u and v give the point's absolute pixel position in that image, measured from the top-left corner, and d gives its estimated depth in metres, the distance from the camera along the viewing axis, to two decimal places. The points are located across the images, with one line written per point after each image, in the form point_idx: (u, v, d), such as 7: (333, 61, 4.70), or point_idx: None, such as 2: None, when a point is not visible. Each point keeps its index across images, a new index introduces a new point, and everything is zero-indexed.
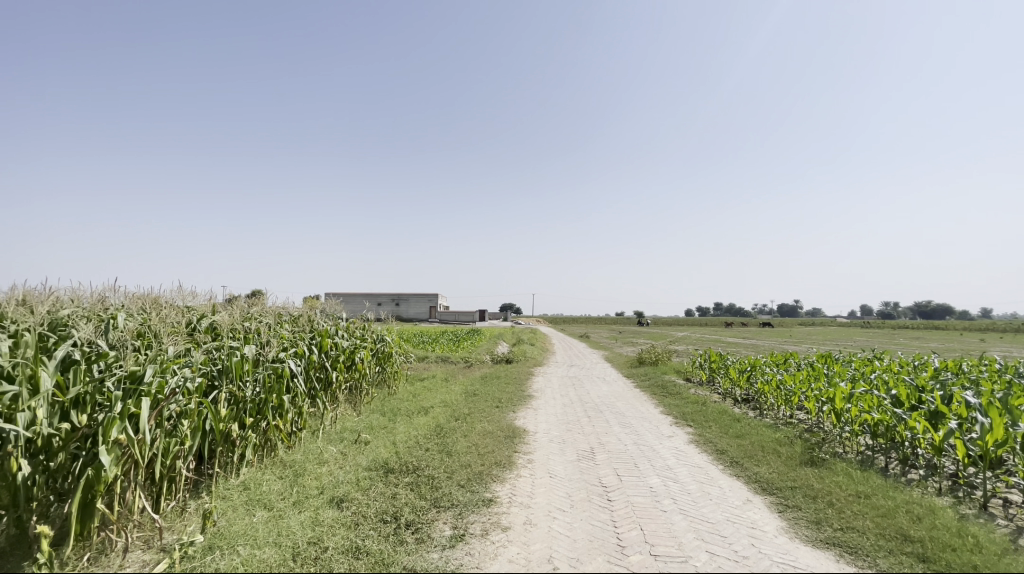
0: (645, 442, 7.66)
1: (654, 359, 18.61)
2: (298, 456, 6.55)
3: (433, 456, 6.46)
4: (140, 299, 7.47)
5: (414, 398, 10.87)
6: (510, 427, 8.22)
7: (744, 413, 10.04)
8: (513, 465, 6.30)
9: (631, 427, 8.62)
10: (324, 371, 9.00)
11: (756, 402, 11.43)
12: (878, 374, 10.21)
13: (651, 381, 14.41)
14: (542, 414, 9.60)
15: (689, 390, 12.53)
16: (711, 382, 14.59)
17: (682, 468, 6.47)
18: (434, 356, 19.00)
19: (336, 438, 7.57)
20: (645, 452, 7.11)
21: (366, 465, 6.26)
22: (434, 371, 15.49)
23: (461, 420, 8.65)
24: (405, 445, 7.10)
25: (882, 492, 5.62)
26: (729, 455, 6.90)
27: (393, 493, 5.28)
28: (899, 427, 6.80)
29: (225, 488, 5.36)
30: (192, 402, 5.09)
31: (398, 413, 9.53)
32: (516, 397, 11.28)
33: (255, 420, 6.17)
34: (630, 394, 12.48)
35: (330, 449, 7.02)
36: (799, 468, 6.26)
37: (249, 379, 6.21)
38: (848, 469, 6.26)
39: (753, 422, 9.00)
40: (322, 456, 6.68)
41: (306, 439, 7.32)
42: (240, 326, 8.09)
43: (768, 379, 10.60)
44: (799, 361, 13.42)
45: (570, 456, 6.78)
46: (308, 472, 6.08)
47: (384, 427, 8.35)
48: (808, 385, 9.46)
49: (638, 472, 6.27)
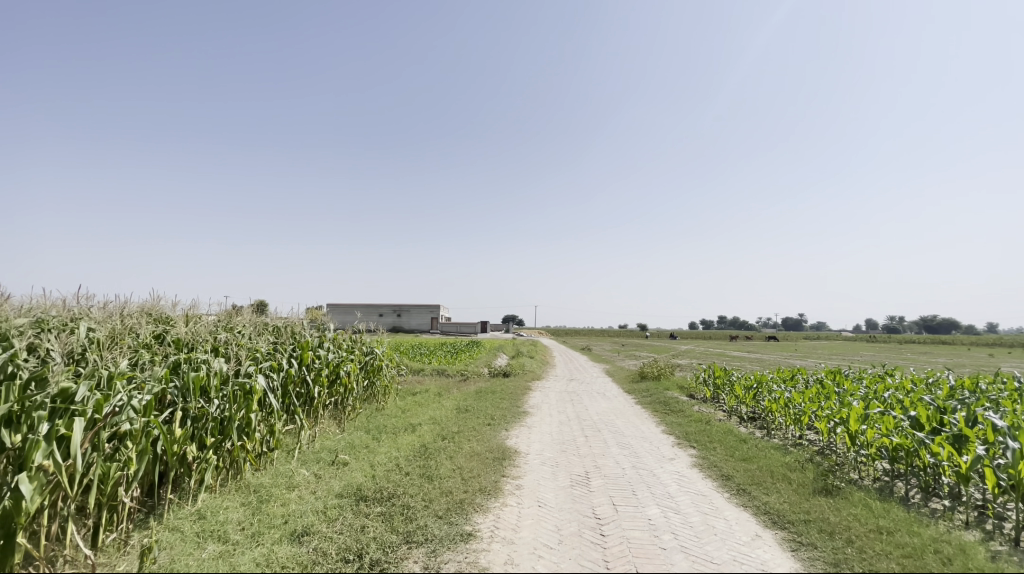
0: (645, 466, 7.11)
1: (656, 375, 17.99)
2: (266, 480, 6.04)
3: (411, 482, 5.92)
4: (108, 307, 7.00)
5: (402, 414, 10.34)
6: (499, 448, 7.67)
7: (750, 433, 9.45)
8: (499, 492, 5.77)
9: (630, 448, 8.07)
10: (305, 386, 8.49)
11: (763, 422, 10.82)
12: (892, 393, 9.59)
13: (652, 397, 13.81)
14: (536, 433, 9.04)
15: (692, 407, 11.95)
16: (715, 399, 13.99)
17: (684, 496, 5.91)
18: (430, 369, 18.46)
19: (312, 459, 7.03)
20: (645, 478, 6.55)
21: (338, 491, 5.73)
22: (427, 385, 14.93)
23: (448, 439, 8.11)
24: (384, 468, 6.57)
25: (906, 528, 5.06)
26: (736, 482, 6.33)
27: (360, 526, 4.75)
28: (921, 452, 6.21)
29: (176, 518, 4.87)
30: (140, 422, 4.64)
31: (383, 430, 9.01)
32: (510, 414, 10.73)
33: (218, 440, 5.67)
34: (631, 411, 11.90)
35: (303, 471, 6.49)
36: (813, 499, 5.69)
37: (212, 396, 5.73)
38: (866, 500, 5.68)
39: (761, 444, 8.43)
40: (293, 480, 6.16)
41: (278, 460, 6.79)
42: (215, 339, 7.60)
43: (776, 397, 10.04)
44: (806, 378, 12.82)
45: (563, 482, 6.23)
46: (273, 499, 5.56)
47: (366, 447, 7.83)
48: (818, 404, 8.88)
49: (635, 501, 5.72)
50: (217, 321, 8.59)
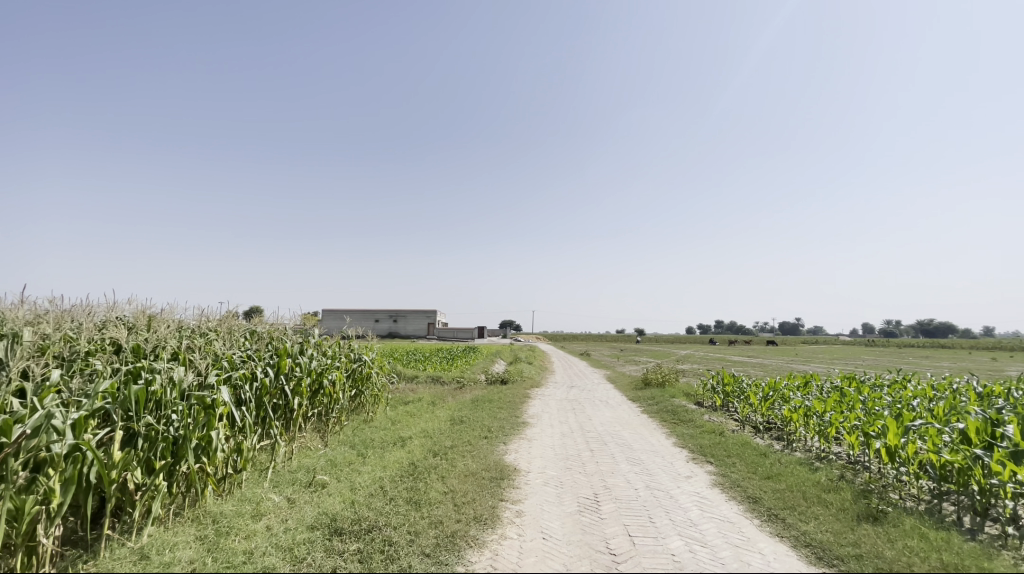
0: (659, 486, 6.34)
1: (661, 381, 17.21)
2: (229, 508, 5.25)
3: (396, 510, 5.14)
4: (55, 311, 6.23)
5: (392, 427, 9.56)
6: (497, 466, 6.89)
7: (769, 445, 8.71)
8: (497, 521, 5.00)
9: (641, 464, 7.32)
10: (282, 397, 7.70)
11: (781, 433, 10.06)
12: (923, 401, 8.86)
13: (658, 405, 13.04)
14: (537, 447, 8.27)
15: (702, 416, 11.21)
16: (725, 407, 13.25)
17: (708, 523, 5.16)
18: (424, 377, 17.63)
19: (286, 481, 6.25)
20: (661, 501, 5.79)
21: (311, 522, 4.96)
22: (420, 394, 14.13)
23: (440, 456, 7.32)
24: (365, 492, 5.79)
25: (976, 564, 4.30)
26: (766, 506, 5.57)
27: (331, 569, 3.98)
28: (977, 471, 5.46)
29: (112, 559, 4.08)
30: (64, 446, 3.88)
31: (370, 445, 8.23)
32: (508, 425, 9.96)
33: (171, 463, 4.90)
34: (637, 422, 11.13)
35: (273, 496, 5.70)
36: (858, 528, 4.94)
37: (165, 411, 4.97)
38: (920, 529, 4.95)
39: (784, 458, 7.68)
40: (260, 507, 5.37)
41: (248, 483, 6.00)
42: (179, 346, 6.83)
43: (795, 406, 9.31)
44: (822, 384, 12.10)
45: (569, 508, 5.46)
46: (234, 531, 4.78)
47: (349, 465, 7.06)
48: (844, 414, 8.14)
49: (655, 531, 4.96)
50: (184, 327, 7.79)
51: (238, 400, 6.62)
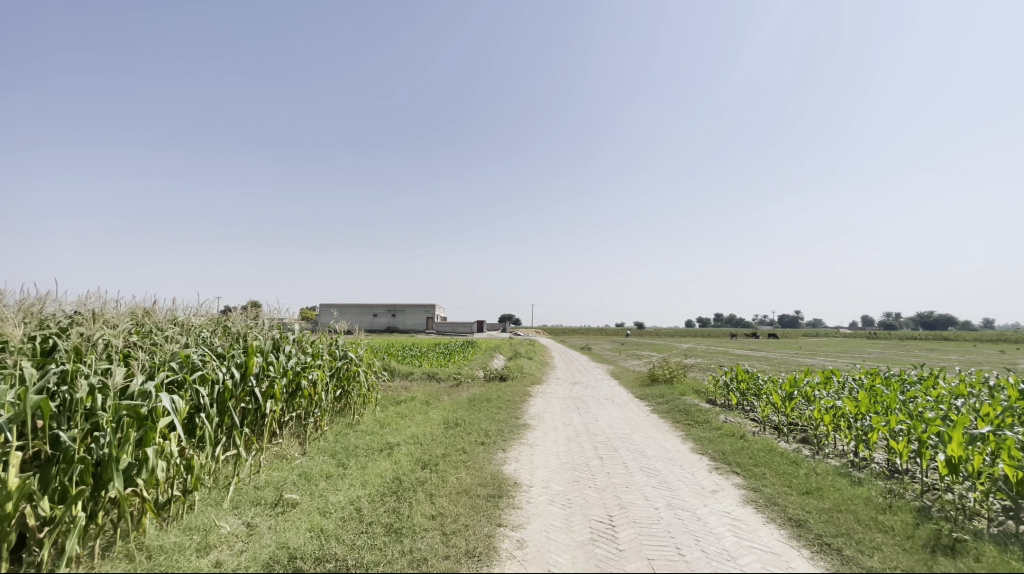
0: (683, 505, 5.44)
1: (669, 377, 16.30)
2: (171, 541, 4.35)
3: (371, 544, 4.26)
4: None
5: (379, 431, 8.68)
6: (495, 480, 6.01)
7: (797, 451, 7.82)
8: (493, 557, 4.11)
9: (659, 476, 6.43)
10: (252, 400, 6.82)
11: (807, 437, 9.15)
12: (968, 402, 7.96)
13: (668, 404, 12.14)
14: (538, 456, 7.37)
15: (718, 416, 10.30)
16: (739, 405, 12.36)
17: (749, 556, 4.27)
18: (419, 373, 16.75)
19: (248, 501, 5.37)
20: (689, 526, 4.90)
21: (265, 560, 4.07)
22: (413, 392, 13.24)
23: (431, 468, 6.42)
24: (338, 516, 4.91)
25: None
26: (815, 533, 4.69)
27: None
28: None
29: None
30: None
31: (353, 453, 7.37)
32: (507, 429, 9.06)
33: (93, 489, 4.03)
34: (647, 422, 10.26)
35: (228, 522, 4.81)
36: (934, 563, 4.06)
37: (87, 425, 4.11)
38: (1011, 564, 4.05)
39: (820, 468, 6.79)
40: (211, 537, 4.50)
41: (202, 505, 5.10)
42: (128, 345, 5.95)
43: (824, 406, 8.41)
44: (845, 380, 11.20)
45: (580, 537, 4.56)
46: (169, 572, 3.88)
47: (325, 479, 6.18)
48: (885, 417, 7.24)
49: (686, 568, 4.06)
50: (140, 323, 6.89)
51: (194, 406, 5.72)
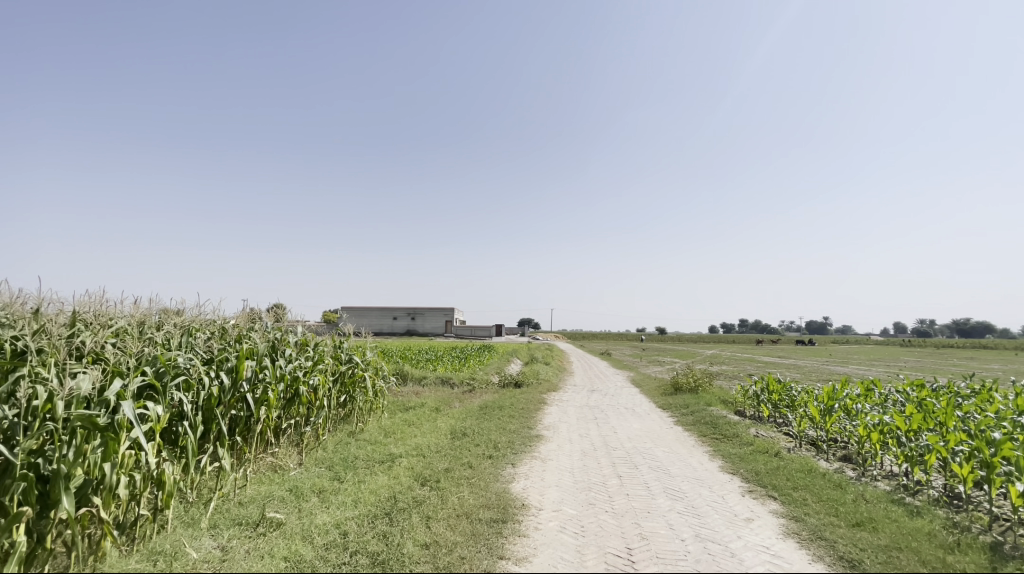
0: (713, 537, 4.75)
1: (693, 387, 15.44)
2: (130, 568, 3.88)
3: None
4: None
5: (382, 441, 8.15)
6: (501, 501, 5.40)
7: (840, 472, 7.01)
8: None
9: (685, 500, 5.74)
10: (243, 407, 6.38)
11: (849, 456, 8.30)
12: None
13: (694, 415, 11.33)
14: (550, 473, 6.74)
15: (748, 430, 9.50)
16: (771, 418, 11.49)
17: None
18: (432, 378, 16.24)
19: (227, 520, 4.88)
20: (721, 563, 4.22)
21: None
22: (424, 399, 12.72)
23: (432, 485, 5.85)
24: (320, 542, 4.37)
25: None
26: None
27: None
28: None
29: None
30: None
31: (351, 465, 6.86)
32: (518, 441, 8.44)
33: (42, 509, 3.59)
34: (671, 436, 9.53)
35: (199, 546, 4.33)
36: None
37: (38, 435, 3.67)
38: None
39: (869, 493, 6.01)
40: (176, 563, 4.01)
41: (177, 525, 4.64)
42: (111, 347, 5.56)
43: (869, 422, 7.57)
44: (889, 393, 10.26)
45: None
46: None
47: (316, 495, 5.66)
48: (943, 437, 6.41)
49: None
50: (130, 322, 6.53)
51: (176, 413, 5.30)
